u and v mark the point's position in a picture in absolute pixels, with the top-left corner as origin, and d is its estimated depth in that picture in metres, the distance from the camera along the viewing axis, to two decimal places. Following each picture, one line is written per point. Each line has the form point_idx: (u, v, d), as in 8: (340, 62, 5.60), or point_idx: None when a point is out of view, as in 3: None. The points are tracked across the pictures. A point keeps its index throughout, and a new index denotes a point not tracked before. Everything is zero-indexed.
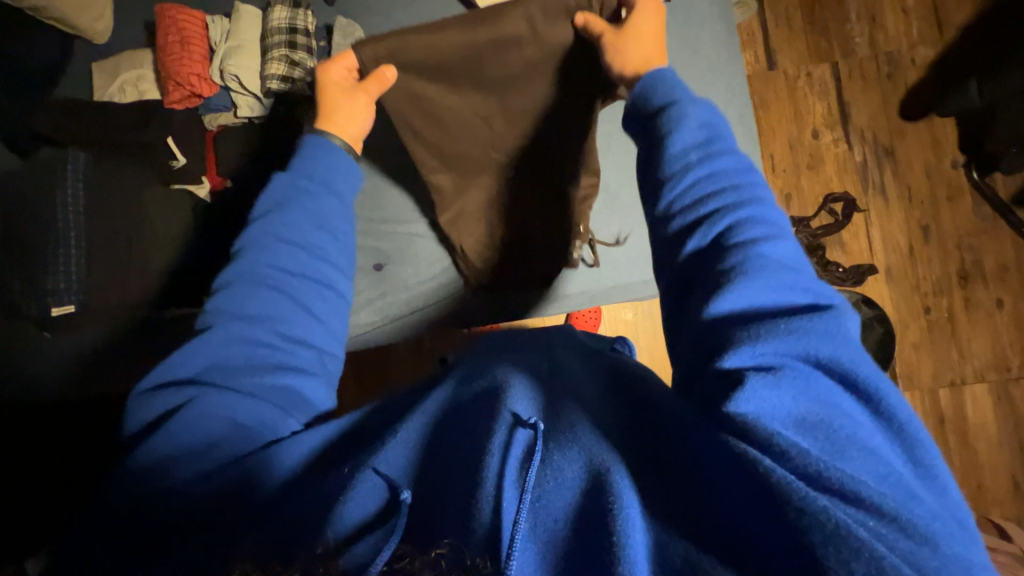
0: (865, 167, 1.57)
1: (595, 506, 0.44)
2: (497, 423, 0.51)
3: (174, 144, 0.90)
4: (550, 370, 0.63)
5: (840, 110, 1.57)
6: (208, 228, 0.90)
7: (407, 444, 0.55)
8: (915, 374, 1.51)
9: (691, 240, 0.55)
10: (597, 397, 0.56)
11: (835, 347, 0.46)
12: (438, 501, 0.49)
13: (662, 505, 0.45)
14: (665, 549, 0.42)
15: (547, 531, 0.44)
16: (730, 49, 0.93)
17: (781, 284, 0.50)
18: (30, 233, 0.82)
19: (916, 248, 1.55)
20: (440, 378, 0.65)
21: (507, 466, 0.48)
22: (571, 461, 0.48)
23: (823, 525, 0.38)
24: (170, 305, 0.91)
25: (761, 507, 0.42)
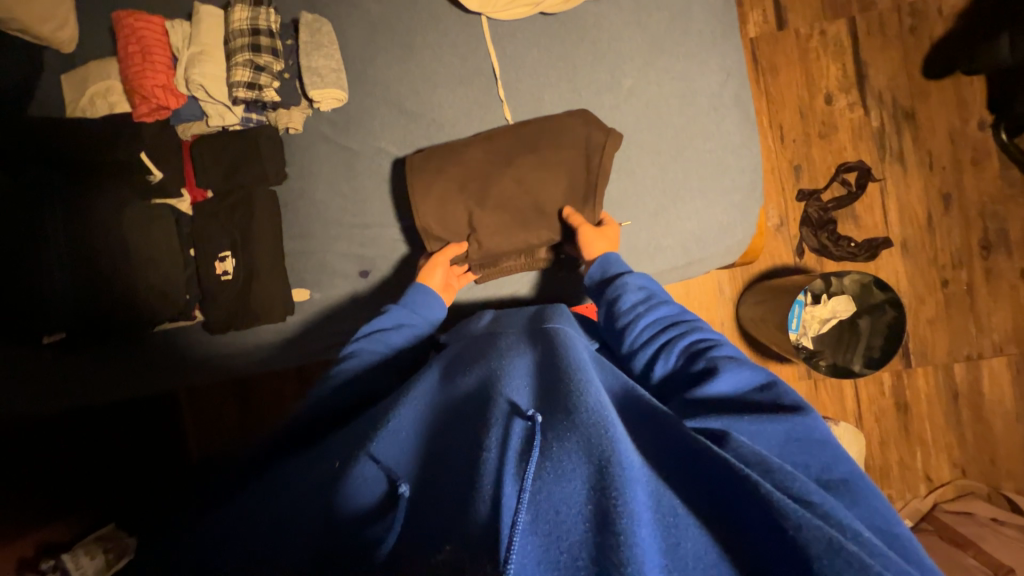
0: (882, 133, 1.46)
1: (595, 494, 0.42)
2: (495, 418, 0.52)
3: (147, 158, 0.88)
4: (544, 357, 0.61)
5: (857, 71, 1.46)
6: (193, 243, 0.90)
7: (413, 444, 0.55)
8: (929, 349, 1.46)
9: (612, 326, 0.73)
10: (591, 380, 0.54)
11: (786, 422, 0.54)
12: (441, 495, 0.48)
13: (656, 493, 0.44)
14: (672, 544, 0.41)
15: (551, 520, 0.41)
16: (725, 24, 0.86)
17: (667, 326, 0.69)
18: (12, 265, 0.82)
19: (935, 218, 1.46)
20: (442, 373, 0.65)
21: (506, 460, 0.47)
22: (570, 452, 0.46)
23: (818, 538, 0.39)
24: (156, 321, 0.89)
25: (751, 506, 0.43)
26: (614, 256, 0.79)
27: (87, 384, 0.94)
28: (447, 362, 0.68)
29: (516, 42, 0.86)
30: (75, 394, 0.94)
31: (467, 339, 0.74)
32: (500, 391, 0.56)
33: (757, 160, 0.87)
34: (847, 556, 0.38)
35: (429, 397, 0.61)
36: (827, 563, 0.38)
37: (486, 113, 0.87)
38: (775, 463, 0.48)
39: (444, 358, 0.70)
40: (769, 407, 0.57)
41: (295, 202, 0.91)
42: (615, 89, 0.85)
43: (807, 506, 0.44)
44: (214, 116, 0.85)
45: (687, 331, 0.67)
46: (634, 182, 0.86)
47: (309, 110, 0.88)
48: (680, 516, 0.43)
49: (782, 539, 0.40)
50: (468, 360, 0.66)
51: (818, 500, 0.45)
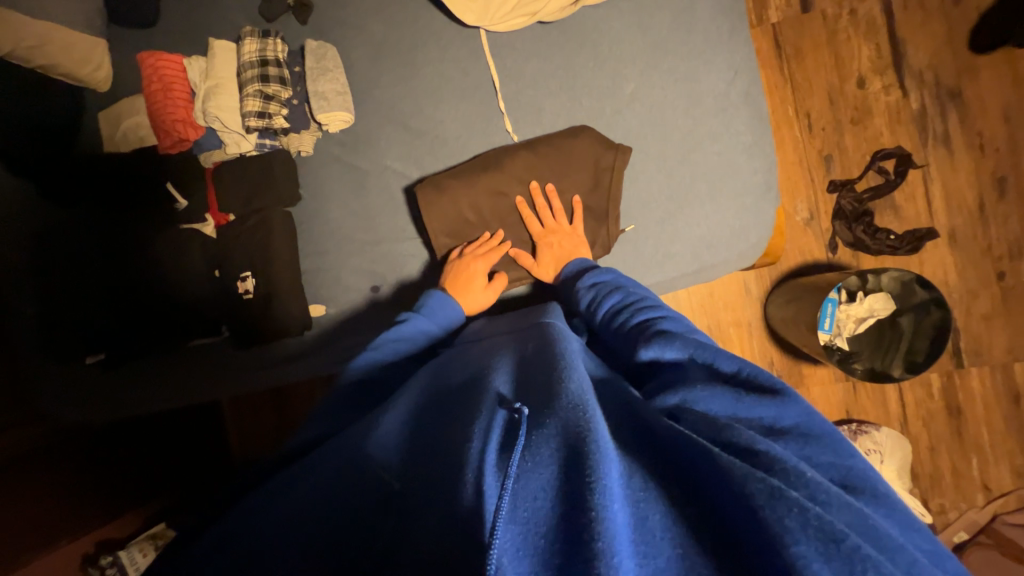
0: (924, 115, 1.35)
1: (573, 474, 0.39)
2: (484, 413, 0.51)
3: (174, 188, 0.93)
4: (536, 356, 0.60)
5: (892, 51, 1.36)
6: (216, 263, 0.95)
7: (407, 442, 0.55)
8: (984, 348, 1.35)
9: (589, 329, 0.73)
10: (580, 375, 0.53)
11: (757, 394, 0.48)
12: (429, 489, 0.47)
13: (628, 469, 0.41)
14: (641, 520, 0.38)
15: (529, 508, 0.38)
16: (733, 18, 0.83)
17: (625, 317, 0.67)
18: (60, 291, 0.90)
19: (988, 205, 1.34)
20: (433, 380, 0.65)
21: (490, 450, 0.45)
22: (550, 437, 0.43)
23: (763, 488, 0.37)
24: (189, 338, 0.95)
25: (706, 469, 0.40)
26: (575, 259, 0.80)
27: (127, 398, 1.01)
28: (442, 368, 0.68)
29: (515, 52, 0.85)
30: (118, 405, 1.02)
31: (460, 344, 0.74)
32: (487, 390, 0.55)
33: (771, 159, 0.83)
34: (794, 503, 0.35)
35: (423, 401, 0.61)
36: (777, 517, 0.35)
37: (487, 125, 0.87)
38: (725, 421, 0.45)
39: (440, 364, 0.70)
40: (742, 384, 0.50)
41: (310, 221, 0.94)
42: (617, 93, 0.83)
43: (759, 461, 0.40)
44: (231, 144, 0.90)
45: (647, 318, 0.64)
46: (640, 189, 0.84)
47: (318, 133, 0.91)
48: (651, 491, 0.40)
49: (740, 497, 0.37)
50: (462, 366, 0.66)
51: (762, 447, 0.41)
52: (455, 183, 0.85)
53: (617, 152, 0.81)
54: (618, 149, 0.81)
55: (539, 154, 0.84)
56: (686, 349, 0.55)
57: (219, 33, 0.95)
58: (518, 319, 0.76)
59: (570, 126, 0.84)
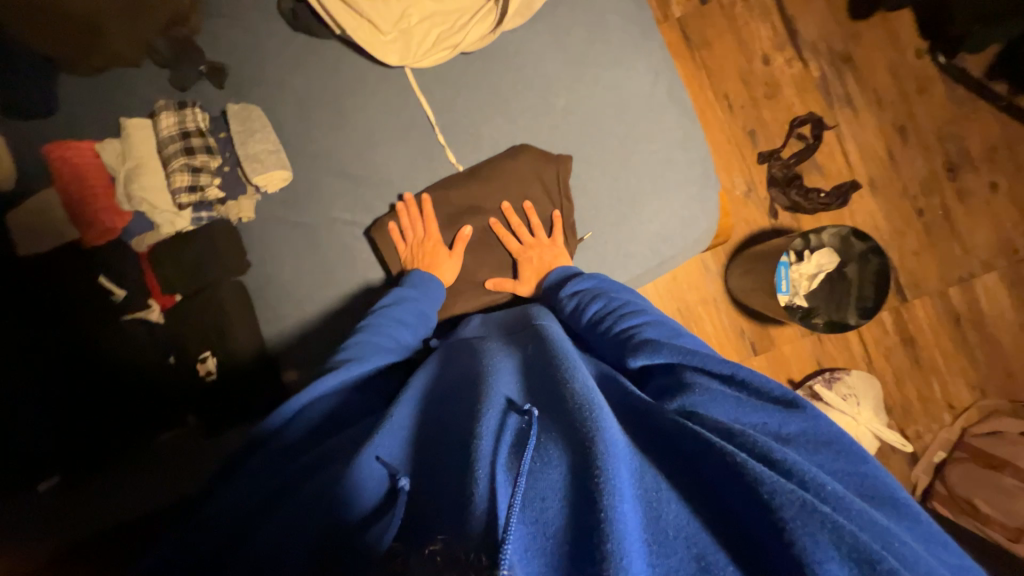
0: (825, 81, 1.48)
1: (581, 472, 0.40)
2: (489, 405, 0.50)
3: (107, 281, 0.86)
4: (535, 352, 0.61)
5: (787, 28, 1.48)
6: (170, 349, 0.88)
7: (411, 444, 0.53)
8: (921, 280, 1.47)
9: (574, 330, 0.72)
10: (582, 368, 0.53)
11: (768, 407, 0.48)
12: (441, 489, 0.46)
13: (638, 470, 0.42)
14: (653, 518, 0.39)
15: (537, 508, 0.40)
16: (643, 25, 0.87)
17: (612, 318, 0.66)
18: None
19: (896, 152, 1.47)
20: (430, 380, 0.62)
21: (499, 449, 0.44)
22: (560, 440, 0.44)
23: (792, 501, 0.37)
24: (156, 434, 0.88)
25: (728, 475, 0.40)
26: (558, 270, 0.80)
27: None
28: (437, 369, 0.65)
29: (443, 86, 0.86)
30: None
31: (456, 346, 0.72)
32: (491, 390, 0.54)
33: (704, 148, 0.87)
34: (822, 518, 0.35)
35: (422, 399, 0.58)
36: (801, 527, 0.35)
37: (430, 160, 0.87)
38: (739, 428, 0.45)
39: (435, 363, 0.68)
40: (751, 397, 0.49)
41: (264, 286, 0.90)
42: (550, 110, 0.85)
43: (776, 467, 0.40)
44: (165, 224, 0.85)
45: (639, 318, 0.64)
46: (589, 197, 0.86)
47: (257, 196, 0.88)
48: (663, 491, 0.41)
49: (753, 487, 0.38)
50: (458, 366, 0.64)
51: (782, 455, 0.41)
52: (410, 223, 0.84)
53: (561, 163, 0.84)
54: (561, 160, 0.84)
55: (487, 180, 0.85)
56: (675, 356, 0.55)
57: (128, 110, 0.90)
58: (502, 323, 0.75)
59: (512, 147, 0.85)
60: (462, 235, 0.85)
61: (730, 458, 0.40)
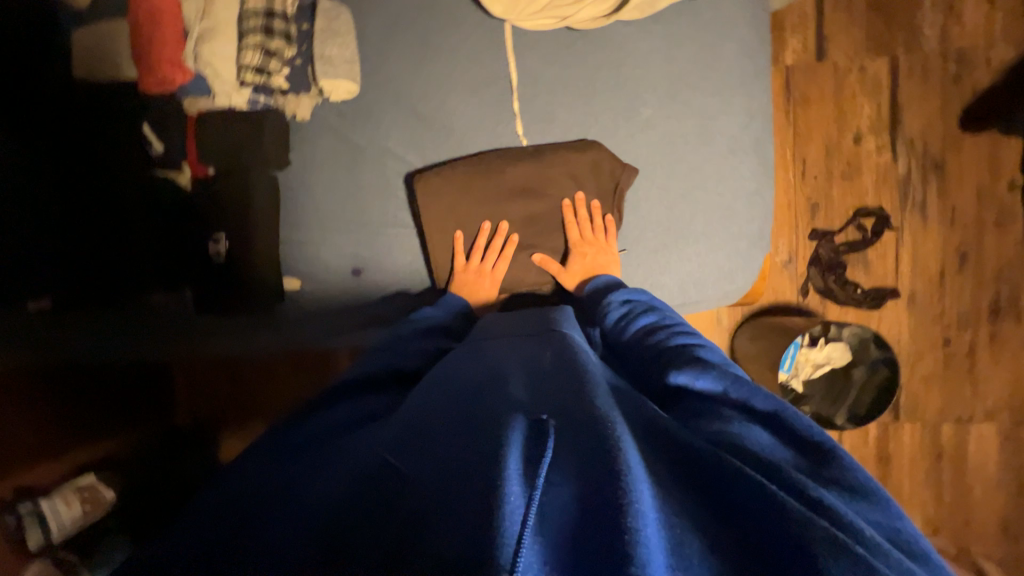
0: (908, 181, 1.42)
1: (601, 487, 0.37)
2: (502, 410, 0.47)
3: (149, 129, 0.85)
4: (553, 363, 0.58)
5: (891, 114, 1.41)
6: (187, 218, 0.88)
7: (412, 428, 0.50)
8: (920, 405, 1.45)
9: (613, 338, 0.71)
10: (601, 385, 0.50)
11: (804, 447, 0.46)
12: (440, 476, 0.42)
13: (660, 491, 0.39)
14: (677, 544, 0.36)
15: (550, 522, 0.37)
16: (757, 61, 0.83)
17: (655, 333, 0.66)
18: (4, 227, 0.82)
19: (948, 275, 1.43)
20: (438, 373, 0.61)
21: (511, 441, 0.41)
22: (576, 453, 0.41)
23: (825, 535, 0.35)
24: (149, 293, 0.89)
25: (765, 512, 0.37)
26: (605, 280, 0.79)
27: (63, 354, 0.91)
28: (446, 366, 0.63)
29: (537, 53, 0.83)
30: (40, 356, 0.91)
31: (470, 344, 0.70)
32: (502, 392, 0.52)
33: (768, 207, 0.84)
34: (857, 559, 0.33)
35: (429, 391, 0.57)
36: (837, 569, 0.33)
37: (497, 123, 0.84)
38: (775, 462, 0.42)
39: (445, 362, 0.66)
40: (791, 438, 0.47)
41: (294, 190, 0.88)
42: (632, 116, 0.82)
43: (812, 504, 0.38)
44: (220, 95, 0.82)
45: (681, 338, 0.63)
46: (638, 215, 0.84)
47: (318, 99, 0.86)
48: (687, 517, 0.38)
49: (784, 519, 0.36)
50: (468, 365, 0.62)
51: (819, 494, 0.39)
52: (456, 179, 0.83)
53: (623, 172, 0.81)
54: (625, 169, 0.81)
55: (546, 163, 0.82)
56: (723, 379, 0.53)
57: None
58: (523, 323, 0.74)
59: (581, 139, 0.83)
60: (501, 230, 0.84)
61: (764, 489, 0.38)
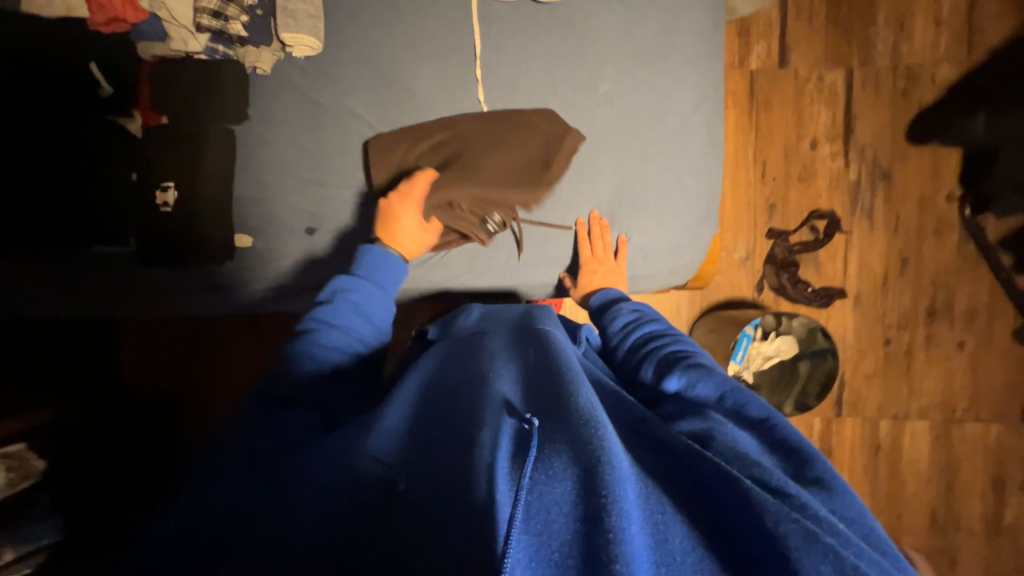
0: (858, 187, 1.50)
1: (584, 492, 0.40)
2: (493, 418, 0.50)
3: (97, 71, 0.82)
4: (535, 361, 0.59)
5: (845, 123, 1.49)
6: (135, 167, 0.85)
7: (406, 438, 0.53)
8: (861, 402, 1.52)
9: (609, 343, 0.75)
10: (584, 383, 0.53)
11: (785, 447, 0.50)
12: (439, 488, 0.46)
13: (644, 490, 0.42)
14: (660, 540, 0.39)
15: (542, 519, 0.39)
16: (709, 47, 0.88)
17: (647, 341, 0.70)
18: None
19: (891, 278, 1.51)
20: (428, 375, 0.62)
21: (500, 456, 0.45)
22: (561, 453, 0.43)
23: (795, 530, 0.39)
24: (87, 241, 0.84)
25: (744, 512, 0.41)
26: (611, 291, 0.83)
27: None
28: (434, 366, 0.64)
29: (501, 23, 0.84)
30: None
31: (455, 339, 0.70)
32: (490, 396, 0.54)
33: (710, 187, 0.90)
34: (825, 550, 0.37)
35: (417, 397, 0.59)
36: (805, 557, 0.37)
37: (460, 90, 0.85)
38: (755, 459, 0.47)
39: (430, 358, 0.67)
40: (772, 444, 0.50)
41: (250, 143, 0.86)
42: (591, 91, 0.84)
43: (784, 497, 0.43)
44: (176, 39, 0.81)
45: (673, 347, 0.67)
46: (591, 187, 0.86)
47: (280, 53, 0.85)
48: (669, 514, 0.41)
49: (759, 524, 0.39)
50: (456, 364, 0.64)
51: (794, 490, 0.43)
52: (414, 140, 0.84)
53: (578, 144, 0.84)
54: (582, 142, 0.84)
55: (503, 130, 0.84)
56: (722, 387, 0.58)
57: None
58: (496, 313, 0.76)
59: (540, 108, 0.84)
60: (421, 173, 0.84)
61: (741, 485, 0.42)
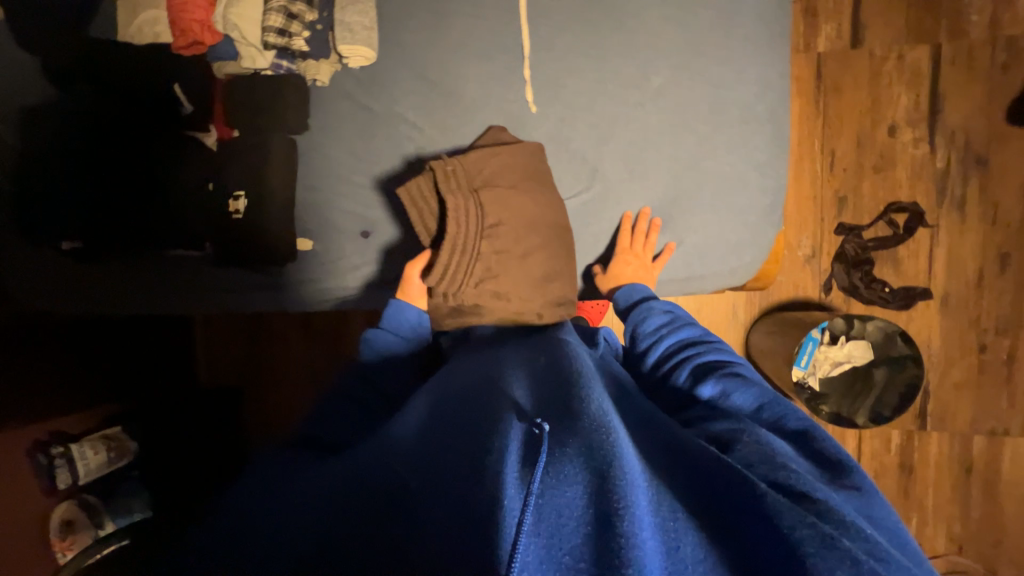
0: (946, 176, 1.34)
1: (596, 497, 0.41)
2: (502, 419, 0.52)
3: (180, 91, 0.90)
4: (549, 369, 0.61)
5: (931, 105, 1.34)
6: (210, 177, 0.92)
7: (420, 438, 0.55)
8: (949, 414, 1.37)
9: (638, 349, 0.76)
10: (595, 391, 0.54)
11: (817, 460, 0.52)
12: (445, 487, 0.47)
13: (657, 496, 0.43)
14: (673, 548, 0.40)
15: (553, 522, 0.40)
16: (771, 31, 0.83)
17: (682, 348, 0.72)
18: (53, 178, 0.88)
19: (988, 277, 1.34)
20: (443, 380, 0.65)
21: (508, 457, 0.46)
22: (572, 457, 0.45)
23: (812, 537, 0.39)
24: (164, 244, 0.93)
25: (757, 518, 0.42)
26: (640, 286, 0.80)
27: (90, 300, 0.96)
28: (454, 370, 0.67)
29: (550, 20, 0.83)
30: (68, 304, 0.96)
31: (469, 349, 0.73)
32: (502, 400, 0.56)
33: (776, 181, 0.85)
34: (849, 559, 0.38)
35: (434, 399, 0.61)
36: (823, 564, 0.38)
37: (509, 90, 0.84)
38: (782, 462, 0.48)
39: (451, 365, 0.70)
40: (808, 456, 0.53)
41: (310, 152, 0.91)
42: (643, 84, 0.81)
43: (807, 505, 0.44)
44: (246, 58, 0.86)
45: (705, 356, 0.68)
46: (644, 184, 0.83)
47: (337, 65, 0.88)
48: (681, 522, 0.42)
49: (779, 533, 0.40)
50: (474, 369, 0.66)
51: (822, 499, 0.44)
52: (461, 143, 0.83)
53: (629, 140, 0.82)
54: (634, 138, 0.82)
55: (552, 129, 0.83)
56: (760, 399, 0.61)
57: None
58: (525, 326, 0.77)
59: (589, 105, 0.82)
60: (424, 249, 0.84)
61: (758, 491, 0.43)
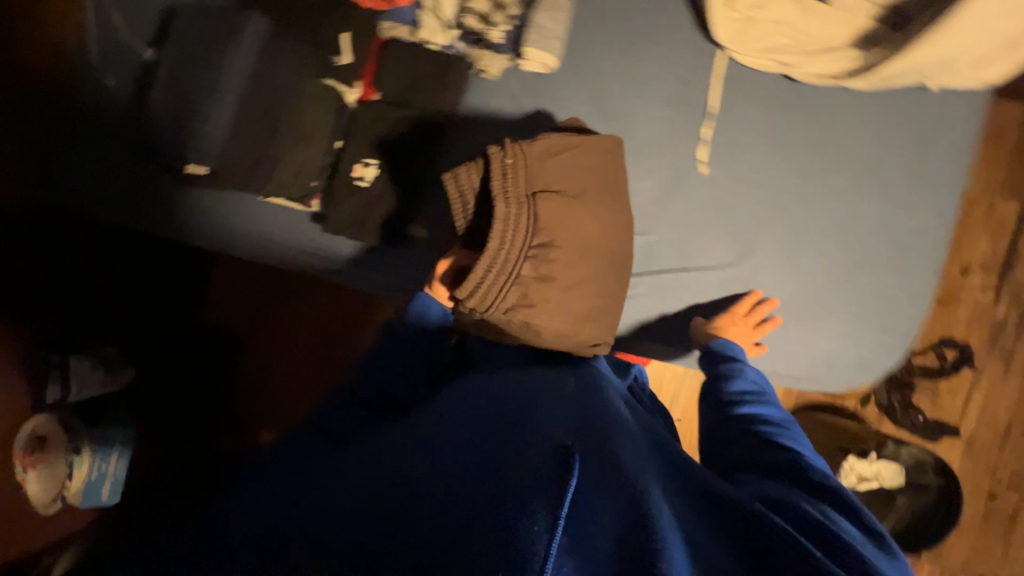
0: (1002, 327, 1.40)
1: (624, 527, 0.48)
2: (530, 436, 0.58)
3: (344, 41, 0.84)
4: (581, 398, 0.67)
5: (1007, 258, 1.39)
6: (343, 136, 0.85)
7: (459, 439, 0.61)
8: (946, 551, 1.40)
9: (712, 401, 0.79)
10: (614, 430, 0.60)
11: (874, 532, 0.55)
12: (477, 489, 0.53)
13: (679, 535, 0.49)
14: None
15: (581, 543, 0.48)
16: (948, 176, 0.91)
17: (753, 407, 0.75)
18: (190, 91, 0.79)
19: (1013, 431, 1.40)
20: (479, 387, 0.71)
21: (537, 472, 0.51)
22: (598, 490, 0.51)
23: None
24: (262, 191, 0.85)
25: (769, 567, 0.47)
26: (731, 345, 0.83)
27: (195, 225, 0.94)
28: (493, 380, 0.73)
29: (757, 99, 0.88)
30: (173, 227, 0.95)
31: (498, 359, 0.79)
32: (532, 419, 0.61)
33: (917, 310, 0.91)
34: None
35: (470, 406, 0.67)
36: None
37: (689, 146, 0.87)
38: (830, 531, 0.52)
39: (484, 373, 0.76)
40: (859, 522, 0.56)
41: (457, 141, 0.87)
42: (825, 184, 0.89)
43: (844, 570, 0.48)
44: (424, 29, 0.84)
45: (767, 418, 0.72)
46: (801, 275, 0.89)
47: (512, 63, 0.85)
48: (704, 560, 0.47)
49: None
50: (519, 381, 0.71)
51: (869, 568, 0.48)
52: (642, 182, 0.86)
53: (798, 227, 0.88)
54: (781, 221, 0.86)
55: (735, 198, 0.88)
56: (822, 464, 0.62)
57: None
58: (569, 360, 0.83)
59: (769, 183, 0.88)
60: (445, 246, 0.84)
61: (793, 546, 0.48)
